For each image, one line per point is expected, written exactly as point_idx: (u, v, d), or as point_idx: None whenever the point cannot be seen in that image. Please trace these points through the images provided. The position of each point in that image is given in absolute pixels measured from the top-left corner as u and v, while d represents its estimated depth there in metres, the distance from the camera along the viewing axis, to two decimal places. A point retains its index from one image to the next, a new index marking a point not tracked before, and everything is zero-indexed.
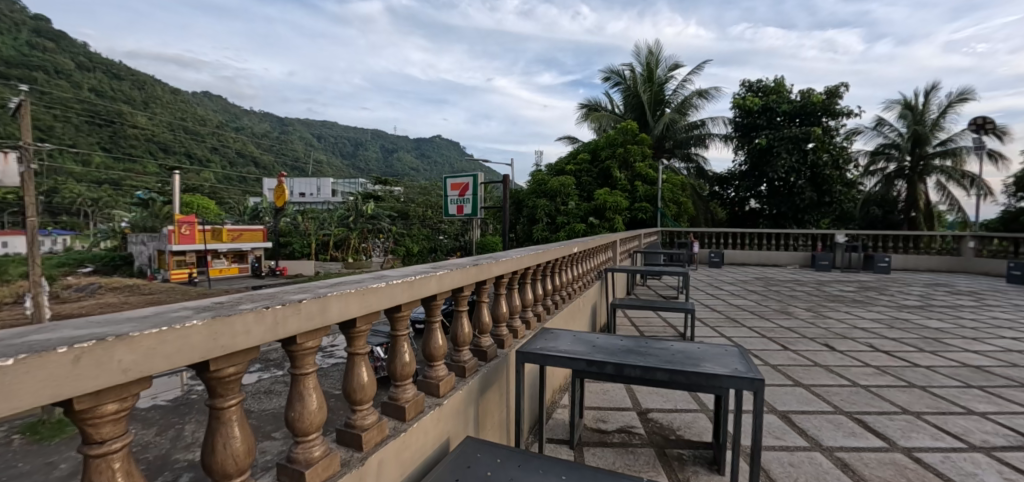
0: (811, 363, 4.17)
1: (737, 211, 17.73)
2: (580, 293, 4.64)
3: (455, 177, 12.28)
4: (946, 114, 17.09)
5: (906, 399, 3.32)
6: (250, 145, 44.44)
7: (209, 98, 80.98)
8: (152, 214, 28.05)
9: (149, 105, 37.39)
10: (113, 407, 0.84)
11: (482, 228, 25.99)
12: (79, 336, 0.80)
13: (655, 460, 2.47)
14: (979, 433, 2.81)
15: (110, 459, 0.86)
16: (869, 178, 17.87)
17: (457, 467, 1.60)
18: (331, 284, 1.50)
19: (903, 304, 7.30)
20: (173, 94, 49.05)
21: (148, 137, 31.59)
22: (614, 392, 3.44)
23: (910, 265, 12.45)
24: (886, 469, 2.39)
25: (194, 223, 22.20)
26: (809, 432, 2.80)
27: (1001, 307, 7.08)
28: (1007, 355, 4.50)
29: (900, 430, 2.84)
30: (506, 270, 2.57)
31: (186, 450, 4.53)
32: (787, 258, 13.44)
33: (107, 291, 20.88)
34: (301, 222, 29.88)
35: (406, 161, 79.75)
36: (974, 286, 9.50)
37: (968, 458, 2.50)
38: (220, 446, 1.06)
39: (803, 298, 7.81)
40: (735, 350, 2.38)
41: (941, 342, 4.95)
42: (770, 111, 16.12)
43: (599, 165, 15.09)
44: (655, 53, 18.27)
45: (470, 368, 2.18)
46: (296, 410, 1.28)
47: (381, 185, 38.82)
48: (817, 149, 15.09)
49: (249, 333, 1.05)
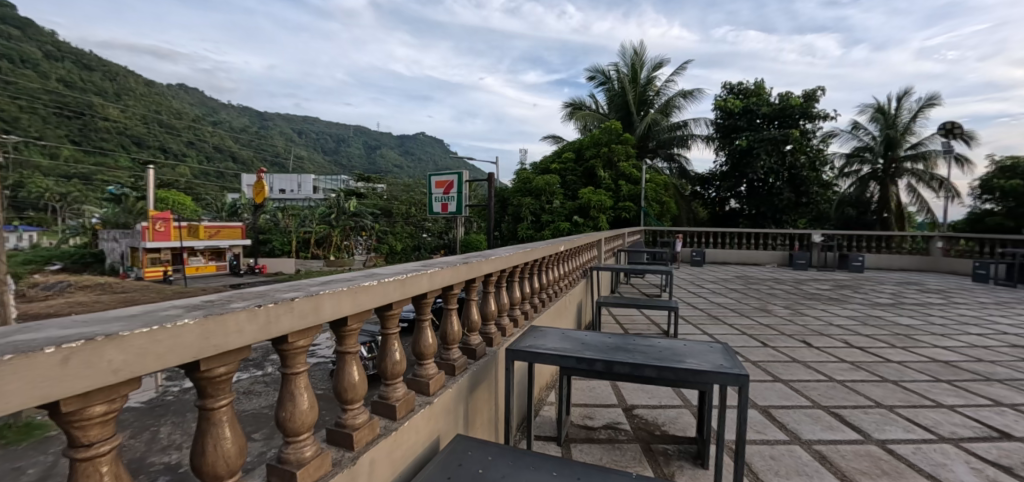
0: (789, 359, 4.29)
1: (717, 211, 18.12)
2: (566, 290, 4.71)
3: (441, 174, 12.14)
4: (917, 118, 17.74)
5: (880, 394, 3.44)
6: (228, 139, 43.42)
7: (186, 91, 78.79)
8: (125, 210, 26.23)
9: (121, 98, 36.14)
10: (102, 409, 0.82)
11: (467, 226, 25.67)
12: (68, 335, 0.78)
13: (641, 455, 2.51)
14: (949, 425, 2.93)
15: (98, 463, 0.84)
16: (844, 179, 18.26)
17: (448, 466, 1.59)
18: (322, 281, 1.49)
19: (876, 301, 7.55)
20: (147, 86, 47.56)
21: (119, 129, 30.52)
22: (599, 388, 3.48)
23: (883, 264, 12.88)
24: (862, 460, 2.48)
25: (169, 219, 21.54)
26: (789, 426, 2.88)
27: (966, 304, 7.40)
28: (974, 350, 4.71)
29: (875, 423, 2.94)
30: (495, 268, 2.59)
31: (163, 454, 4.46)
32: (767, 257, 13.72)
33: (78, 289, 20.11)
34: (281, 218, 29.20)
35: (390, 158, 78.72)
36: (944, 284, 9.87)
37: (938, 449, 2.61)
38: (210, 448, 1.04)
39: (781, 296, 8.04)
40: (718, 347, 2.43)
41: (912, 338, 5.14)
42: (751, 113, 16.46)
43: (584, 164, 15.25)
44: (640, 53, 18.51)
45: (460, 367, 2.18)
46: (287, 410, 1.26)
47: (365, 182, 38.12)
48: (795, 151, 15.58)
49: (241, 332, 1.03)
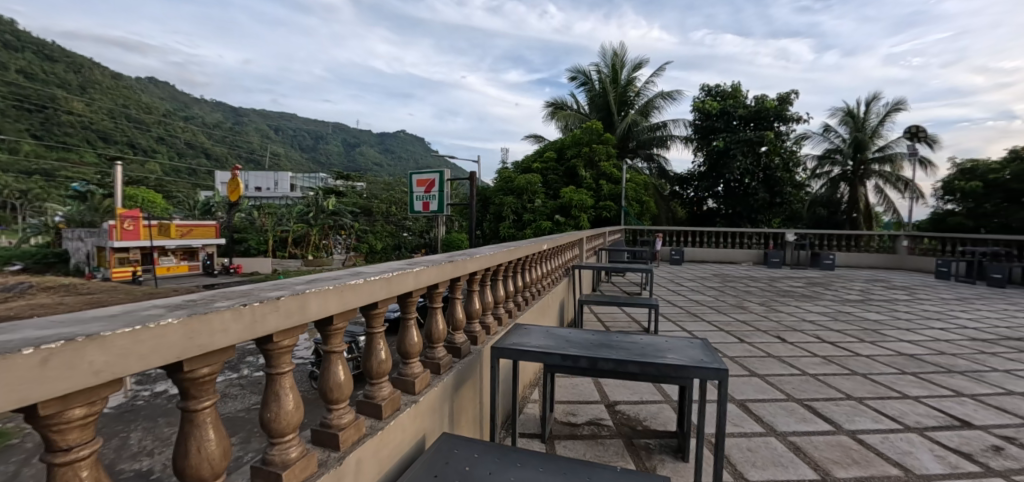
0: (765, 354, 4.42)
1: (696, 211, 18.48)
2: (549, 289, 4.75)
3: (422, 173, 12.05)
4: (884, 122, 18.45)
5: (850, 386, 3.58)
6: (200, 135, 42.19)
7: (155, 85, 76.22)
8: (90, 207, 24.75)
9: (86, 91, 34.72)
10: (81, 412, 0.80)
11: (448, 225, 25.47)
12: (45, 336, 0.75)
13: (623, 450, 2.55)
14: (914, 415, 3.07)
15: (77, 467, 0.82)
16: (816, 180, 18.87)
17: (434, 464, 1.59)
18: (306, 280, 1.47)
19: (846, 298, 7.83)
20: (113, 80, 45.68)
21: (84, 124, 29.33)
22: (582, 386, 3.52)
23: (852, 262, 13.34)
24: (834, 450, 2.57)
25: (138, 218, 20.81)
26: (765, 419, 2.97)
27: (930, 300, 7.75)
28: (936, 344, 4.94)
29: (845, 414, 3.06)
30: (479, 267, 2.59)
31: (133, 460, 4.31)
32: (742, 256, 14.08)
33: (39, 291, 19.20)
34: (256, 217, 28.52)
35: (370, 155, 77.61)
36: (909, 281, 10.30)
37: (905, 438, 2.73)
38: (193, 450, 1.02)
39: (756, 293, 8.27)
40: (698, 343, 2.49)
41: (879, 333, 5.36)
42: (727, 115, 16.82)
43: (566, 163, 15.38)
44: (620, 54, 18.70)
45: (445, 366, 2.17)
46: (272, 411, 1.24)
47: (344, 180, 37.52)
48: (770, 153, 16.00)
49: (226, 331, 1.01)
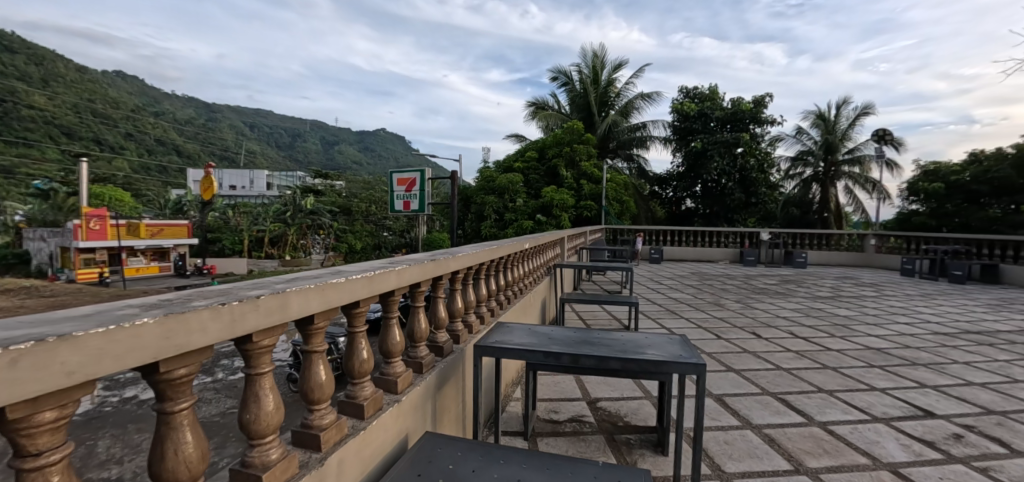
0: (741, 350, 4.53)
1: (675, 211, 18.79)
2: (531, 287, 4.78)
3: (403, 172, 11.94)
4: (853, 125, 19.10)
5: (821, 379, 3.71)
6: (171, 132, 40.85)
7: (123, 79, 73.37)
8: (53, 206, 23.67)
9: (48, 84, 33.21)
10: (52, 415, 0.77)
11: (429, 225, 25.25)
12: (13, 337, 0.73)
13: (605, 445, 2.59)
14: (881, 406, 3.20)
15: (47, 472, 0.79)
16: (789, 181, 19.42)
17: (418, 464, 1.58)
18: (286, 279, 1.44)
19: (817, 295, 8.10)
20: (77, 73, 43.83)
21: (45, 119, 28.06)
22: (564, 383, 3.56)
23: (823, 260, 13.78)
24: (806, 441, 2.66)
25: (105, 217, 20.04)
26: (741, 412, 3.05)
27: (895, 296, 8.08)
28: (901, 338, 5.15)
29: (817, 406, 3.17)
30: (461, 265, 2.58)
31: (101, 469, 4.14)
32: (719, 254, 14.40)
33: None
34: (231, 216, 27.76)
35: (349, 154, 76.42)
36: (876, 278, 10.71)
37: (872, 428, 2.85)
38: (170, 453, 1.00)
39: (732, 290, 8.48)
40: (677, 339, 2.54)
41: (849, 328, 5.56)
42: (705, 116, 17.16)
43: (547, 163, 15.47)
44: (600, 55, 18.86)
45: (427, 365, 2.17)
46: (251, 412, 1.22)
47: (322, 178, 36.86)
48: (746, 154, 16.40)
49: (205, 330, 1.00)
